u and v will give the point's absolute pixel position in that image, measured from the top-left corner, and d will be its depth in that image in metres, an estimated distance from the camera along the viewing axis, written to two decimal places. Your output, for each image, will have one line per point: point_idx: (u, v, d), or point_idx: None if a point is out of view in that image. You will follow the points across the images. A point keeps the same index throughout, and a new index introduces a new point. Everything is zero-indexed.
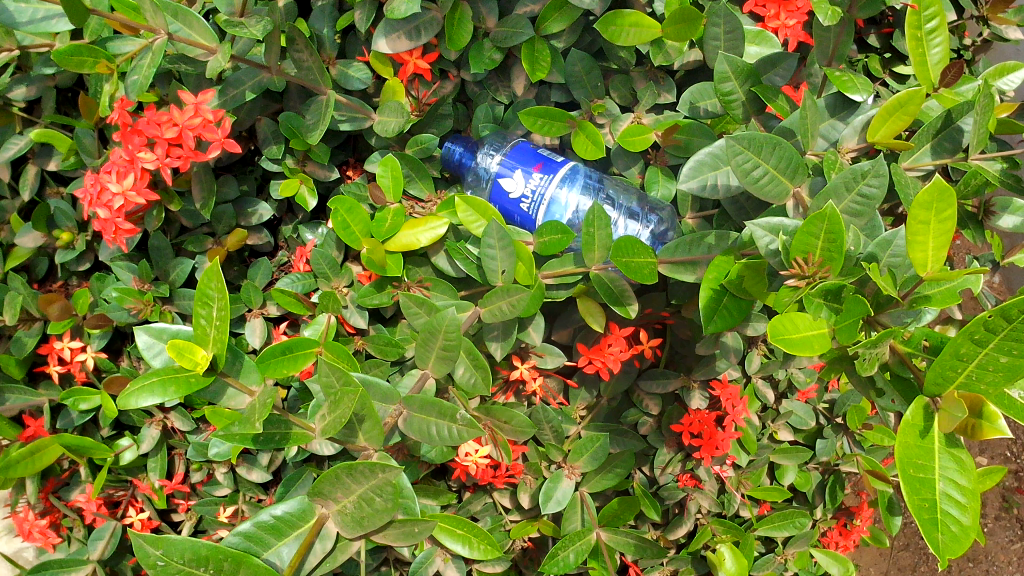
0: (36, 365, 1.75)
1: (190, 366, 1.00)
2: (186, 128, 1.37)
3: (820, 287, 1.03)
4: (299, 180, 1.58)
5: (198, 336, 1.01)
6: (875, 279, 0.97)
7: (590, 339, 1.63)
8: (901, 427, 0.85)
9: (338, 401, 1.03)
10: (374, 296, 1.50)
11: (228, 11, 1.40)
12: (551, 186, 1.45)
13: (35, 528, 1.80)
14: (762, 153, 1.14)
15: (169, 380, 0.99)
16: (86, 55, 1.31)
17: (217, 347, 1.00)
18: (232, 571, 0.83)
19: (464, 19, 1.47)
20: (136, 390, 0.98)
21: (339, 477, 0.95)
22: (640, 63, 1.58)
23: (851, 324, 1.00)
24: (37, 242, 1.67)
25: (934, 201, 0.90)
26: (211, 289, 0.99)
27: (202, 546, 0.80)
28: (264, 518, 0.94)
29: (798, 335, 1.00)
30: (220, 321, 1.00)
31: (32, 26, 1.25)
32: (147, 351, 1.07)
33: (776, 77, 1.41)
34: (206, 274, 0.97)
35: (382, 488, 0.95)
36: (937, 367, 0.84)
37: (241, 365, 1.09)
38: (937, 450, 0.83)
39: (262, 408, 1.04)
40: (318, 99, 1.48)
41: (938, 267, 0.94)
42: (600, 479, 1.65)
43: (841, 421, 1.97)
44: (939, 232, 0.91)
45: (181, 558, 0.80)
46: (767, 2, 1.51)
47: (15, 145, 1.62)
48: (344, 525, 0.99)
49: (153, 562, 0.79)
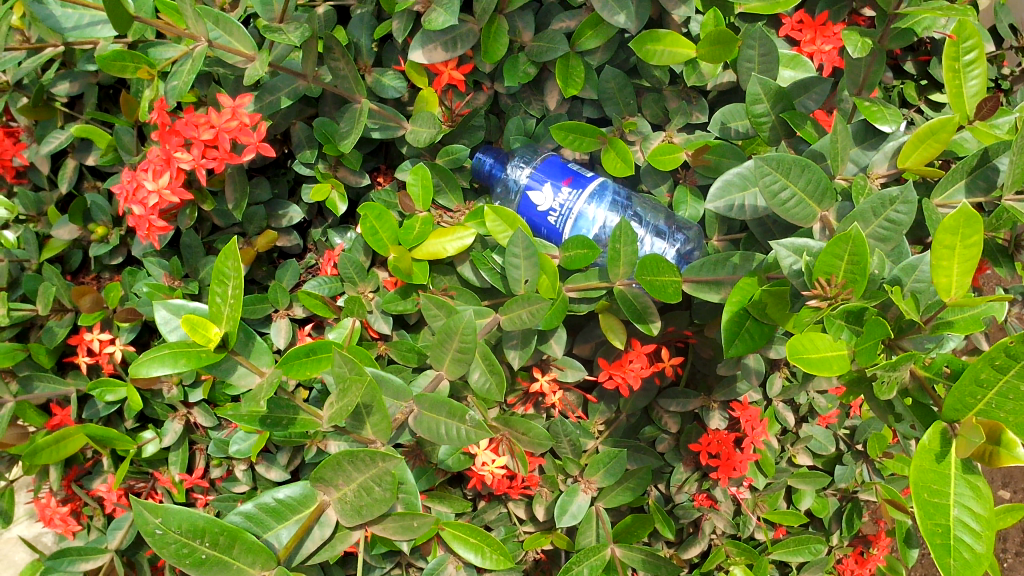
0: (65, 355, 1.79)
1: (202, 342, 1.05)
2: (223, 130, 1.40)
3: (843, 309, 1.03)
4: (330, 185, 1.60)
5: (212, 313, 1.07)
6: (897, 302, 0.98)
7: (611, 355, 1.63)
8: (918, 451, 0.85)
9: (345, 389, 1.05)
10: (398, 303, 1.52)
11: (268, 17, 1.41)
12: (580, 201, 1.45)
13: (56, 515, 1.84)
14: (790, 175, 1.14)
15: (180, 353, 1.04)
16: (128, 61, 1.31)
17: (230, 325, 1.06)
18: (226, 545, 0.88)
19: (500, 32, 1.49)
20: (148, 359, 1.04)
21: (340, 464, 0.98)
22: (673, 83, 1.58)
23: (871, 346, 0.99)
24: (73, 235, 1.70)
25: (960, 227, 0.90)
26: (228, 268, 1.04)
27: (198, 518, 0.86)
28: (266, 500, 0.98)
29: (818, 355, 0.99)
30: (234, 299, 1.05)
31: (78, 31, 1.28)
32: (164, 326, 1.14)
33: (808, 101, 1.41)
34: (222, 253, 1.03)
35: (382, 477, 0.98)
36: (956, 393, 0.84)
37: (252, 346, 1.14)
38: (954, 477, 0.84)
39: (267, 387, 1.09)
40: (352, 107, 1.51)
41: (962, 294, 0.94)
42: (615, 494, 1.65)
43: (861, 449, 1.95)
44: (964, 257, 0.92)
45: (177, 528, 0.85)
46: (804, 27, 1.53)
47: (55, 140, 1.66)
48: (343, 513, 1.01)
49: (152, 528, 0.84)
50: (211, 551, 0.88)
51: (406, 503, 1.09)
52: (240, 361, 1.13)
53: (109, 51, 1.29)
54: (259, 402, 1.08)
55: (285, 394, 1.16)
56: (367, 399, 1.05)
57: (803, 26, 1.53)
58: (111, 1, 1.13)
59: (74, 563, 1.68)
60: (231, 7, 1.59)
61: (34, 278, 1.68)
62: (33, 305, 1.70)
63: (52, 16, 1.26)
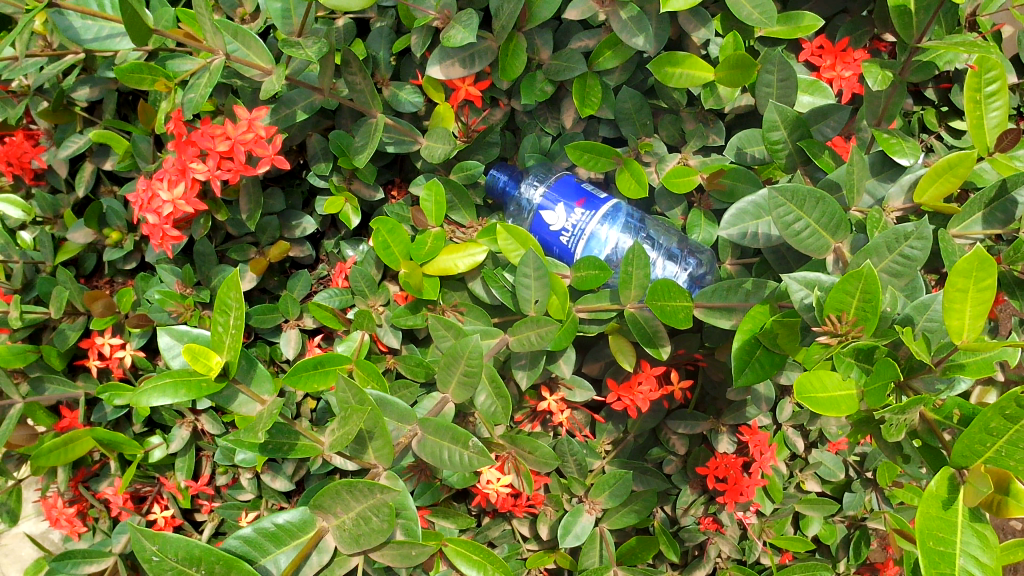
0: (77, 358, 1.79)
1: (203, 371, 1.05)
2: (238, 142, 1.40)
3: (852, 347, 1.03)
4: (344, 198, 1.61)
5: (214, 341, 1.07)
6: (908, 344, 0.98)
7: (620, 376, 1.62)
8: (925, 496, 0.89)
9: (347, 418, 1.05)
10: (408, 317, 1.51)
11: (286, 29, 1.41)
12: (593, 221, 1.46)
13: (62, 516, 1.84)
14: (805, 207, 1.14)
15: (181, 382, 1.05)
16: (146, 73, 1.35)
17: (231, 354, 1.06)
18: (223, 573, 0.88)
19: (518, 50, 1.48)
20: (150, 389, 1.04)
21: (338, 493, 0.99)
22: (691, 104, 1.58)
23: (882, 387, 1.00)
24: (88, 238, 1.72)
25: (974, 270, 0.90)
26: (229, 299, 1.04)
27: (196, 547, 0.86)
28: (266, 525, 0.97)
29: (827, 394, 1.01)
30: (235, 329, 1.05)
31: (98, 43, 1.33)
32: (167, 351, 1.13)
33: (826, 128, 1.41)
34: (224, 285, 1.03)
35: (380, 507, 0.99)
36: (966, 440, 0.86)
37: (255, 374, 1.13)
38: (961, 525, 0.87)
39: (267, 417, 1.07)
40: (368, 121, 1.50)
41: (974, 337, 0.94)
42: (620, 516, 1.64)
43: (870, 476, 1.93)
44: (977, 300, 0.92)
45: (174, 556, 0.85)
46: (824, 52, 1.52)
47: (74, 144, 1.68)
48: (341, 540, 1.02)
49: (148, 556, 0.85)
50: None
51: (407, 529, 1.07)
52: (241, 390, 1.12)
53: (126, 64, 1.33)
54: (257, 433, 1.06)
55: (285, 420, 1.15)
56: (368, 426, 1.06)
57: (823, 51, 1.52)
58: (130, 16, 1.16)
59: (78, 566, 1.73)
60: (251, 18, 1.60)
61: (48, 281, 1.68)
62: (46, 308, 1.71)
63: (72, 28, 1.31)
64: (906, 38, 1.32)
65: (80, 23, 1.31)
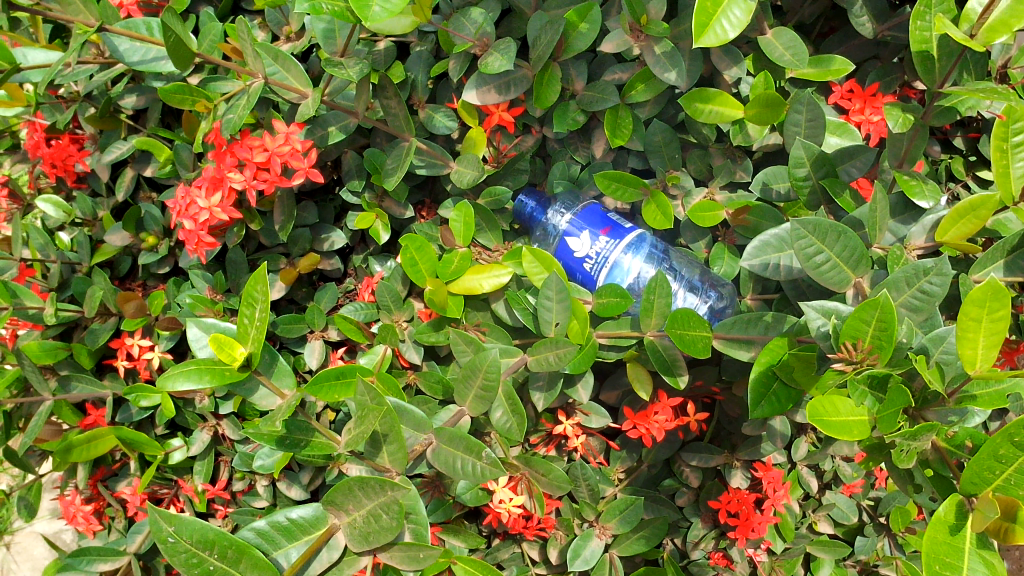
0: (106, 357, 1.84)
1: (227, 360, 1.09)
2: (275, 154, 1.46)
3: (867, 374, 1.04)
4: (375, 215, 1.64)
5: (240, 333, 1.12)
6: (921, 372, 1.00)
7: (636, 405, 1.62)
8: (932, 521, 0.90)
9: (363, 417, 1.07)
10: (431, 334, 1.54)
11: (330, 49, 1.48)
12: (617, 250, 1.48)
13: (80, 513, 1.88)
14: (826, 240, 1.15)
15: (205, 369, 1.09)
16: (189, 94, 1.39)
17: (254, 345, 1.10)
18: (234, 559, 0.90)
19: (553, 79, 1.52)
20: (176, 373, 1.09)
21: (351, 489, 1.01)
22: (720, 140, 1.60)
23: (893, 413, 1.02)
24: (124, 241, 1.76)
25: (987, 300, 0.91)
26: (256, 293, 1.08)
27: (209, 531, 0.89)
28: (280, 519, 1.02)
29: (839, 419, 1.02)
30: (259, 322, 1.10)
31: (143, 65, 1.41)
32: (194, 343, 1.18)
33: (852, 170, 1.42)
34: (251, 279, 1.06)
35: (389, 505, 1.00)
36: (975, 466, 0.89)
37: (276, 366, 1.19)
38: (969, 551, 0.89)
39: (285, 409, 1.14)
40: (401, 144, 1.55)
41: (987, 367, 0.95)
42: (630, 543, 1.64)
43: (884, 521, 1.90)
44: (991, 331, 0.93)
45: (188, 538, 0.88)
46: (853, 96, 1.54)
47: (117, 150, 1.74)
48: (352, 538, 1.04)
49: (164, 536, 0.88)
50: (220, 563, 0.90)
51: (416, 532, 1.08)
52: (262, 381, 1.17)
53: (170, 84, 1.38)
54: (275, 422, 1.13)
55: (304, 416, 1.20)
56: (383, 428, 1.07)
57: (853, 95, 1.54)
58: (174, 41, 1.22)
59: (93, 563, 1.74)
60: (296, 36, 1.65)
61: (84, 281, 1.73)
62: (80, 307, 1.76)
63: (119, 50, 1.40)
64: (928, 84, 1.32)
65: (128, 45, 1.40)
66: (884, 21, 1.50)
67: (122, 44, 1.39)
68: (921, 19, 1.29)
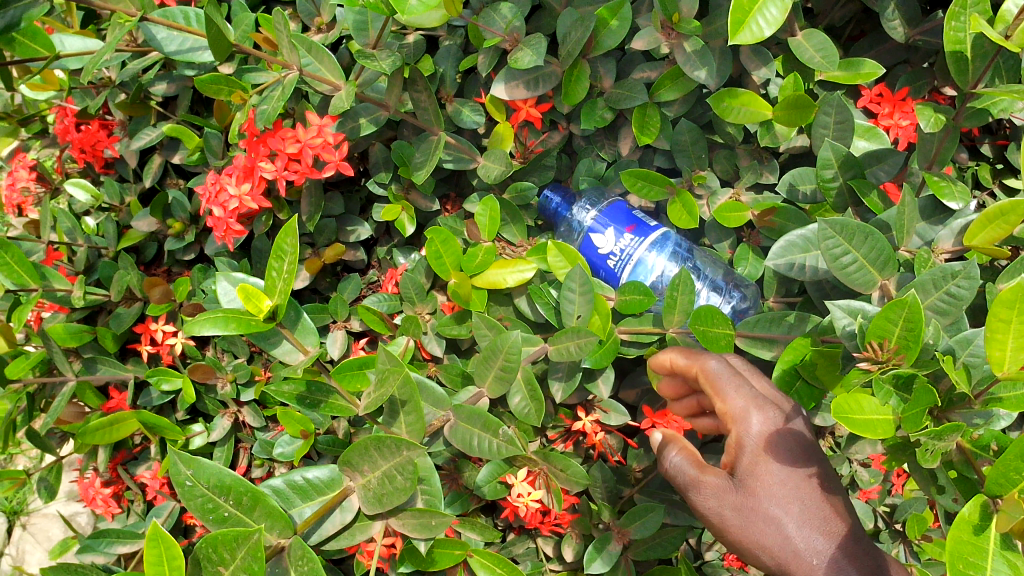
0: (129, 342, 1.85)
1: (254, 310, 1.13)
2: (308, 146, 1.47)
3: (892, 373, 1.04)
4: (401, 206, 1.64)
5: (267, 287, 1.15)
6: (948, 372, 0.98)
7: (656, 405, 1.62)
8: (957, 521, 0.90)
9: (383, 382, 1.09)
10: (453, 326, 1.55)
11: (362, 41, 1.49)
12: (641, 248, 1.48)
13: (99, 496, 1.90)
14: (853, 241, 1.15)
15: (232, 317, 1.13)
16: (223, 84, 1.42)
17: (280, 297, 1.14)
18: (248, 507, 0.94)
19: (581, 76, 1.52)
20: (203, 319, 1.12)
21: (367, 449, 1.02)
22: (746, 141, 1.60)
23: (918, 413, 1.00)
24: (151, 227, 1.77)
25: (1017, 301, 0.90)
26: (286, 246, 1.11)
27: (225, 476, 0.93)
28: (295, 479, 1.04)
29: (863, 417, 1.00)
30: (287, 275, 1.13)
31: (180, 54, 1.42)
32: (223, 295, 1.24)
33: (880, 173, 1.43)
34: (281, 235, 1.09)
35: (404, 466, 1.01)
36: (1000, 468, 0.89)
37: (299, 325, 1.24)
38: (993, 552, 0.89)
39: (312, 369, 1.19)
40: (429, 137, 1.56)
41: (1016, 368, 0.94)
42: (646, 549, 1.64)
43: (899, 529, 1.89)
44: (1020, 332, 0.92)
45: (205, 483, 0.93)
46: (883, 100, 1.53)
47: (146, 136, 1.75)
48: (365, 500, 1.05)
49: (182, 479, 0.92)
50: (235, 510, 0.94)
51: (427, 501, 1.10)
52: (284, 336, 1.22)
53: (206, 74, 1.40)
54: None
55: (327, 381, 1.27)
56: (402, 394, 1.08)
57: (882, 99, 1.54)
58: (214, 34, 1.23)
59: (112, 544, 1.76)
60: (327, 28, 1.66)
61: (111, 266, 1.75)
62: (106, 291, 1.78)
63: (157, 39, 1.40)
64: (962, 84, 1.32)
65: (165, 34, 1.40)
66: (916, 25, 1.49)
67: (160, 33, 1.39)
68: (955, 19, 1.27)
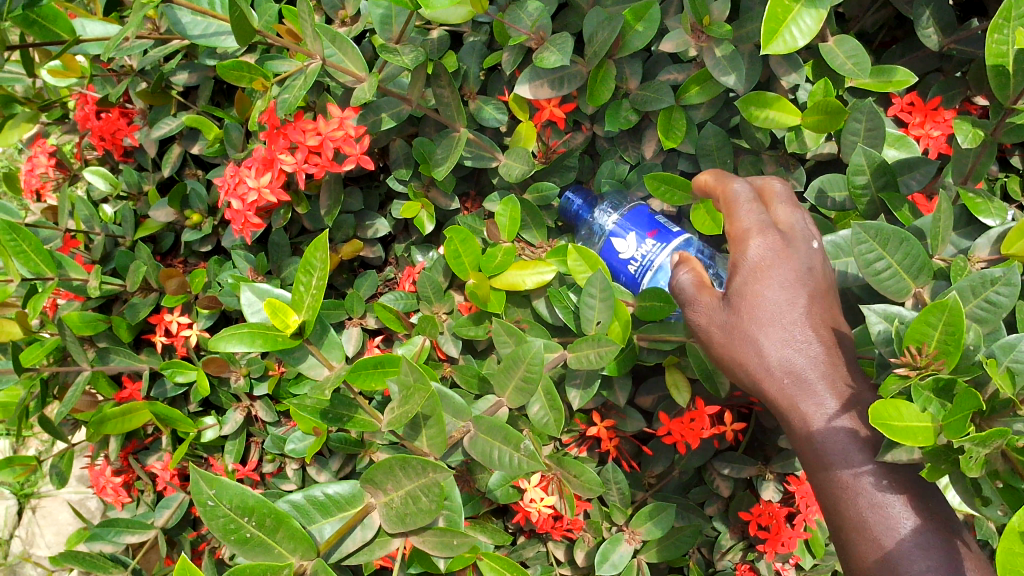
0: (144, 332, 1.85)
1: (280, 326, 1.08)
2: (328, 138, 1.46)
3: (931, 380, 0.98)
4: (420, 204, 1.62)
5: (294, 300, 1.09)
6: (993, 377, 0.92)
7: (672, 411, 1.61)
8: None
9: (407, 397, 1.06)
10: (470, 327, 1.53)
11: (386, 35, 1.47)
12: (663, 254, 1.45)
13: (109, 484, 1.90)
14: (888, 246, 1.12)
15: (258, 333, 1.09)
16: (246, 71, 1.38)
17: (308, 314, 1.08)
18: (272, 528, 0.90)
19: (607, 77, 1.50)
20: (228, 335, 1.09)
21: (392, 469, 0.99)
22: (773, 147, 1.57)
23: (960, 419, 0.93)
24: (168, 218, 1.76)
25: None
26: (314, 260, 1.05)
27: (250, 497, 0.88)
28: (316, 494, 1.01)
29: (902, 424, 0.94)
30: (316, 289, 1.06)
31: (203, 39, 1.40)
32: (247, 307, 1.17)
33: (912, 181, 1.41)
34: (310, 247, 1.03)
35: (430, 487, 0.99)
36: None
37: (326, 338, 1.18)
38: None
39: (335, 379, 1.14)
40: (451, 134, 1.54)
41: None
42: (659, 550, 1.63)
43: None
44: None
45: (228, 503, 0.88)
46: (914, 109, 1.51)
47: (167, 125, 1.75)
48: (387, 518, 1.03)
49: (205, 499, 0.86)
50: (258, 531, 0.90)
51: (448, 519, 1.12)
52: (312, 350, 1.16)
53: (229, 59, 1.37)
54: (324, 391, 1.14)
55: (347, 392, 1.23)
56: (426, 409, 1.05)
57: (914, 108, 1.51)
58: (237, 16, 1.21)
59: (120, 534, 1.77)
60: (351, 21, 1.65)
61: (127, 255, 1.74)
62: (122, 281, 1.77)
63: (181, 23, 1.38)
64: (1002, 99, 1.27)
65: (190, 18, 1.38)
66: (951, 33, 1.45)
67: (185, 16, 1.37)
68: (999, 32, 1.23)
